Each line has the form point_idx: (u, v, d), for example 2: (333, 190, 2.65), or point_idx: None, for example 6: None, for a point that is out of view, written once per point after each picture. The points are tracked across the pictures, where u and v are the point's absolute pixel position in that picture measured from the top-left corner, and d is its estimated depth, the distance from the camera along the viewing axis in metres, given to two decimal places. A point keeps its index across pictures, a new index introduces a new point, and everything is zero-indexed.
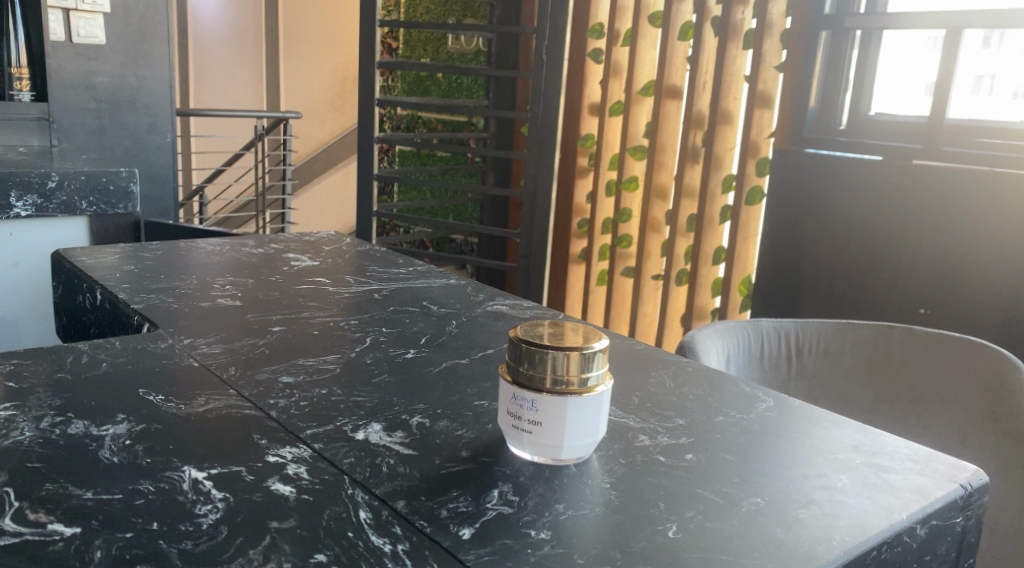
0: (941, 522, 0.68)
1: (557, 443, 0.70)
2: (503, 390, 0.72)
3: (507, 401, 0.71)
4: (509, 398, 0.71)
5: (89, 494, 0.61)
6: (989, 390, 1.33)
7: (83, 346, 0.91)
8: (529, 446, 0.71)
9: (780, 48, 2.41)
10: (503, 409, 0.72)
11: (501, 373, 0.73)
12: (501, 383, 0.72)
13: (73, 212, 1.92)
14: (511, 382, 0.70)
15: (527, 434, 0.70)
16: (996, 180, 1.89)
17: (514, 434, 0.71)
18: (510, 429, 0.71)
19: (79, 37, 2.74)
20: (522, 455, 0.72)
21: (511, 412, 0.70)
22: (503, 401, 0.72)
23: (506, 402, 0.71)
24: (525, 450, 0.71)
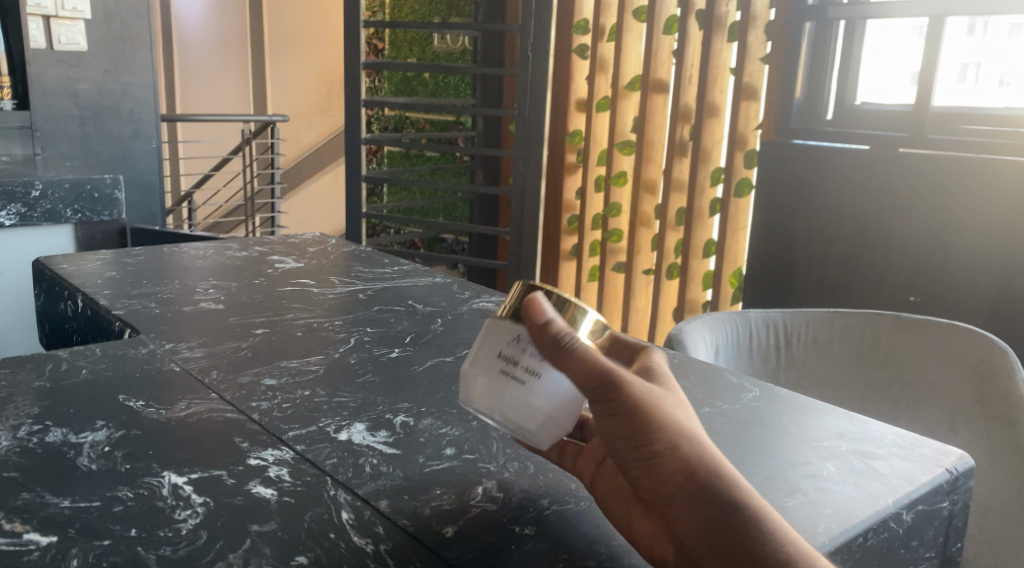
0: (928, 507, 0.68)
1: (541, 407, 0.61)
2: (489, 331, 0.64)
3: (493, 338, 0.63)
4: (502, 338, 0.62)
5: (66, 502, 0.60)
6: (977, 375, 1.33)
7: (62, 354, 0.90)
8: (501, 400, 0.61)
9: (765, 39, 2.41)
10: (482, 353, 0.63)
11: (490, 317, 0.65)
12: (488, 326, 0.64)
13: (57, 219, 1.90)
14: (510, 319, 0.62)
15: (515, 383, 0.61)
16: (983, 167, 1.89)
17: (485, 381, 0.62)
18: (484, 374, 0.62)
19: (60, 44, 2.71)
20: (483, 407, 0.63)
21: (492, 353, 0.62)
22: (485, 342, 0.63)
23: (491, 343, 0.63)
24: (491, 403, 0.62)
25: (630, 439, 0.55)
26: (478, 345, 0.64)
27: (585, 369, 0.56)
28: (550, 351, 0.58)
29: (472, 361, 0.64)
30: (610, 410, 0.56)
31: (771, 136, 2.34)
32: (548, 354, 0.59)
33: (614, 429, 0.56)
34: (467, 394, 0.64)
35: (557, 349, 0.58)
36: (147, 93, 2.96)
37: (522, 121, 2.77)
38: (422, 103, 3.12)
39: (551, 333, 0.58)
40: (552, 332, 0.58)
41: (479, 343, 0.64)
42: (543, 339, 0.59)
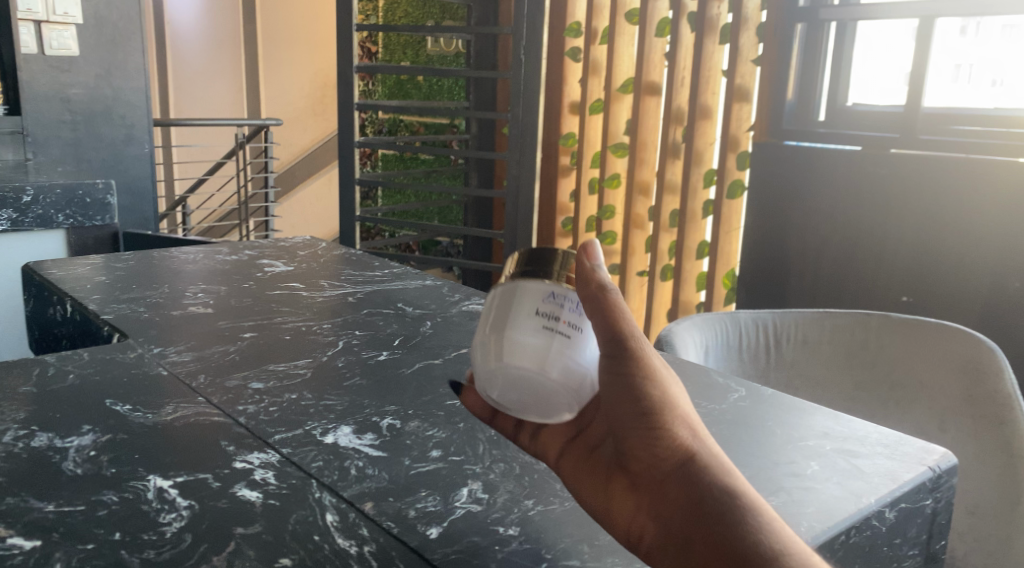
0: (911, 505, 0.69)
1: (584, 366, 0.57)
2: (502, 297, 0.60)
3: (510, 299, 0.59)
4: (524, 296, 0.58)
5: (51, 506, 0.60)
6: (965, 374, 1.34)
7: (50, 358, 0.90)
8: (530, 358, 0.56)
9: (757, 41, 2.42)
10: (507, 314, 0.58)
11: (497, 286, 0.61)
12: (499, 294, 0.60)
13: (49, 225, 1.90)
14: (530, 276, 0.59)
15: (560, 338, 0.56)
16: (974, 167, 1.90)
17: (509, 342, 0.57)
18: (506, 335, 0.58)
19: (52, 49, 2.71)
20: (508, 372, 0.57)
21: (514, 312, 0.58)
22: (500, 306, 0.59)
23: (508, 303, 0.59)
24: (518, 364, 0.57)
25: (635, 410, 0.56)
26: (489, 314, 0.60)
27: (613, 327, 0.56)
28: (587, 301, 0.57)
29: (486, 330, 0.59)
30: (621, 376, 0.56)
31: (763, 138, 2.35)
32: (585, 304, 0.57)
33: (621, 395, 0.56)
34: (486, 366, 0.58)
35: (596, 299, 0.56)
36: (139, 97, 2.95)
37: (515, 124, 2.77)
38: (415, 106, 3.13)
39: (591, 282, 0.57)
40: (596, 278, 0.57)
41: (490, 312, 0.60)
42: (582, 287, 0.57)
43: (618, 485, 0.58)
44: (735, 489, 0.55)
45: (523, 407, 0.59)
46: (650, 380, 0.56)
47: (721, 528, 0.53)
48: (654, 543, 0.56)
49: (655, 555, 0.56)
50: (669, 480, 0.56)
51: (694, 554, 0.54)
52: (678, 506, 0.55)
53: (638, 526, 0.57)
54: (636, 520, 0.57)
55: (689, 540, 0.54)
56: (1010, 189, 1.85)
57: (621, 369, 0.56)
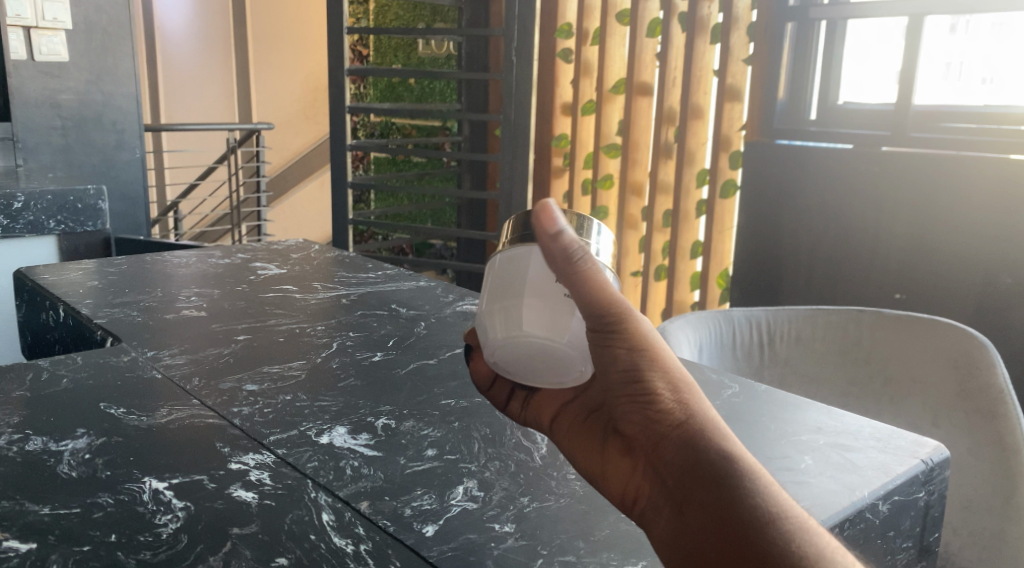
0: (904, 498, 0.70)
1: None
2: (502, 267, 0.59)
3: (511, 269, 0.58)
4: (523, 266, 0.58)
5: (46, 510, 0.60)
6: (958, 369, 1.34)
7: (44, 363, 0.90)
8: (541, 328, 0.57)
9: (747, 41, 2.42)
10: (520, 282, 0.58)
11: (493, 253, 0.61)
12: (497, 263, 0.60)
13: (41, 231, 1.89)
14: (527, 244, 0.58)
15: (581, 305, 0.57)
16: (965, 165, 1.92)
17: (518, 313, 0.58)
18: (515, 304, 0.58)
19: (42, 55, 2.69)
20: (521, 341, 0.58)
21: (519, 282, 0.58)
22: (502, 277, 0.59)
23: (509, 273, 0.58)
24: (528, 333, 0.57)
25: (625, 379, 0.53)
26: (491, 284, 0.60)
27: (592, 299, 0.51)
28: (560, 275, 0.52)
29: (495, 296, 0.59)
30: (607, 347, 0.53)
31: (755, 137, 2.35)
32: (559, 276, 0.52)
33: (609, 364, 0.53)
34: (496, 335, 0.59)
35: (567, 272, 0.51)
36: (129, 102, 2.95)
37: (507, 125, 2.78)
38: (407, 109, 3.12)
39: (555, 253, 0.51)
40: (563, 246, 0.51)
41: (491, 281, 0.60)
42: (550, 259, 0.51)
43: (612, 449, 0.57)
44: (731, 456, 0.53)
45: (531, 372, 0.60)
46: (639, 349, 0.53)
47: (716, 494, 0.52)
48: (648, 507, 0.55)
49: (648, 518, 0.55)
50: (663, 446, 0.54)
51: (688, 518, 0.53)
52: (673, 473, 0.54)
53: (633, 488, 0.56)
54: (629, 483, 0.56)
55: (683, 506, 0.53)
56: (1001, 185, 1.87)
57: (606, 342, 0.53)
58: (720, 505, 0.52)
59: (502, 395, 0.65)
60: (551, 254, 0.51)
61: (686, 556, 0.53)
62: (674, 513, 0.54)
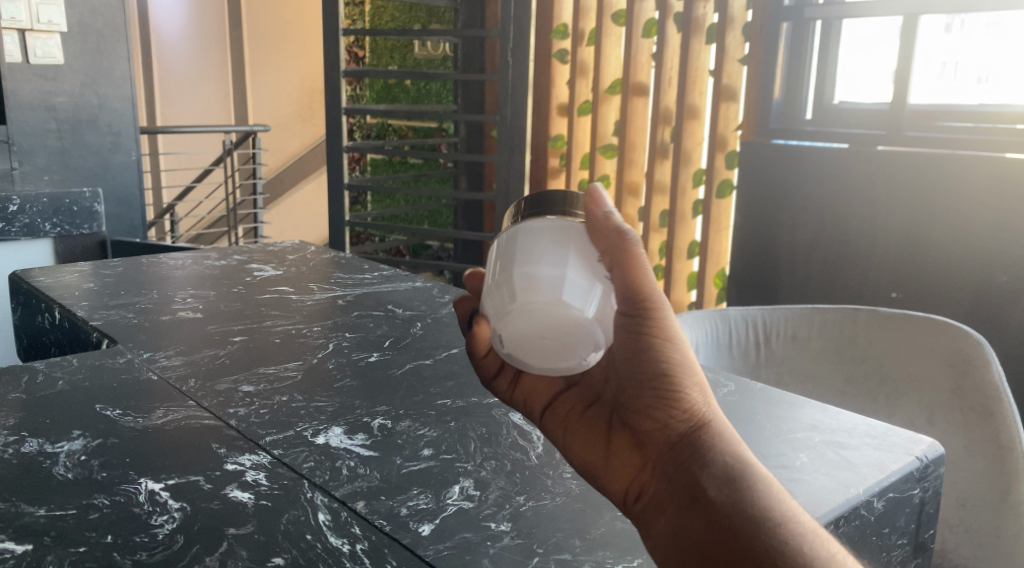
0: (899, 495, 0.70)
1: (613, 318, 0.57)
2: (536, 234, 0.57)
3: (552, 239, 0.57)
4: (566, 238, 0.57)
5: (42, 511, 0.60)
6: (953, 367, 1.34)
7: (39, 365, 0.90)
8: (577, 299, 0.55)
9: (742, 40, 2.42)
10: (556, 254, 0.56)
11: (523, 223, 0.59)
12: (529, 231, 0.58)
13: (36, 234, 1.88)
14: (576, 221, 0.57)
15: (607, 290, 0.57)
16: (960, 164, 1.92)
17: (556, 280, 0.55)
18: (553, 272, 0.56)
19: (36, 58, 2.69)
20: (552, 310, 0.55)
21: (560, 251, 0.56)
22: (541, 243, 0.57)
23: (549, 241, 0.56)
24: (564, 303, 0.55)
25: (653, 376, 0.55)
26: (521, 248, 0.57)
27: (635, 285, 0.53)
28: (606, 252, 0.54)
29: (522, 265, 0.56)
30: (640, 342, 0.54)
31: (751, 137, 2.36)
32: (603, 253, 0.54)
33: (639, 357, 0.54)
34: (524, 301, 0.55)
35: (615, 250, 0.53)
36: (125, 105, 2.94)
37: (503, 126, 2.78)
38: (403, 110, 3.12)
39: (605, 229, 0.54)
40: (614, 226, 0.54)
41: (521, 246, 0.57)
42: (599, 236, 0.54)
43: (619, 443, 0.58)
44: (742, 458, 0.57)
45: (539, 351, 0.57)
46: (673, 348, 0.54)
47: (728, 492, 0.55)
48: (655, 501, 0.57)
49: (653, 512, 0.57)
50: (679, 444, 0.56)
51: (695, 516, 0.55)
52: (687, 469, 0.56)
53: (639, 483, 0.57)
54: (637, 476, 0.58)
55: (693, 501, 0.55)
56: (996, 184, 1.87)
57: (641, 335, 0.54)
58: (729, 504, 0.55)
59: (490, 373, 0.62)
60: (609, 235, 0.54)
61: (689, 551, 0.55)
62: (683, 508, 0.56)
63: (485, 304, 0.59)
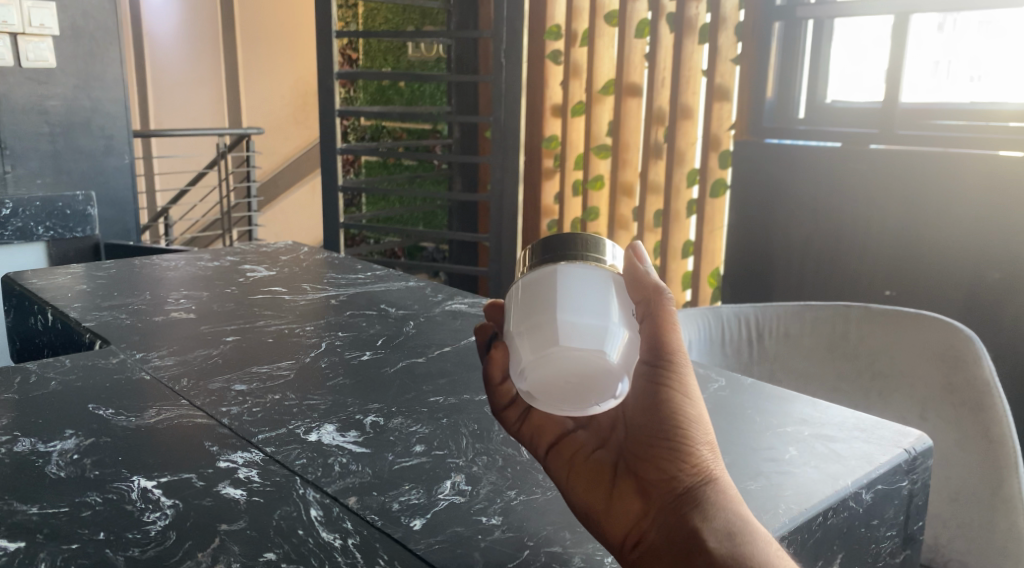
0: (887, 487, 0.70)
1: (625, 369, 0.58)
2: (577, 277, 0.57)
3: (593, 286, 0.57)
4: (607, 287, 0.58)
5: (35, 509, 0.61)
6: (945, 362, 1.34)
7: (32, 366, 0.90)
8: (614, 350, 0.56)
9: (735, 41, 2.41)
10: (595, 302, 0.57)
11: (562, 262, 0.58)
12: (570, 273, 0.57)
13: (29, 237, 1.88)
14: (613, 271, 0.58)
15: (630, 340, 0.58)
16: (952, 162, 1.93)
17: (599, 330, 0.56)
18: (596, 320, 0.56)
19: (29, 61, 2.68)
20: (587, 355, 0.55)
21: (601, 301, 0.57)
22: (583, 289, 0.57)
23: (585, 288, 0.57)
24: (604, 354, 0.56)
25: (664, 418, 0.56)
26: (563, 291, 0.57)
27: (665, 336, 0.57)
28: (643, 303, 0.58)
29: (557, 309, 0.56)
30: (656, 385, 0.56)
31: (744, 137, 2.36)
32: (638, 302, 0.58)
33: (657, 405, 0.56)
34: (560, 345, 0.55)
35: (654, 301, 0.57)
36: (118, 108, 2.94)
37: (497, 126, 2.78)
38: (397, 112, 3.09)
39: (645, 283, 0.58)
40: (653, 280, 0.57)
41: (563, 289, 0.57)
42: (636, 288, 0.58)
43: (623, 486, 0.58)
44: (745, 519, 0.55)
45: (563, 396, 0.57)
46: (687, 396, 0.56)
47: (729, 546, 0.54)
48: (653, 547, 0.56)
49: (650, 559, 0.55)
50: (685, 492, 0.55)
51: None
52: (689, 520, 0.55)
53: (639, 529, 0.57)
54: (638, 522, 0.57)
55: (691, 551, 0.54)
56: (988, 181, 1.88)
57: (657, 378, 0.56)
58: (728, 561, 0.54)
59: (504, 400, 0.63)
60: (646, 283, 0.58)
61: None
62: (680, 557, 0.54)
63: (514, 341, 0.58)
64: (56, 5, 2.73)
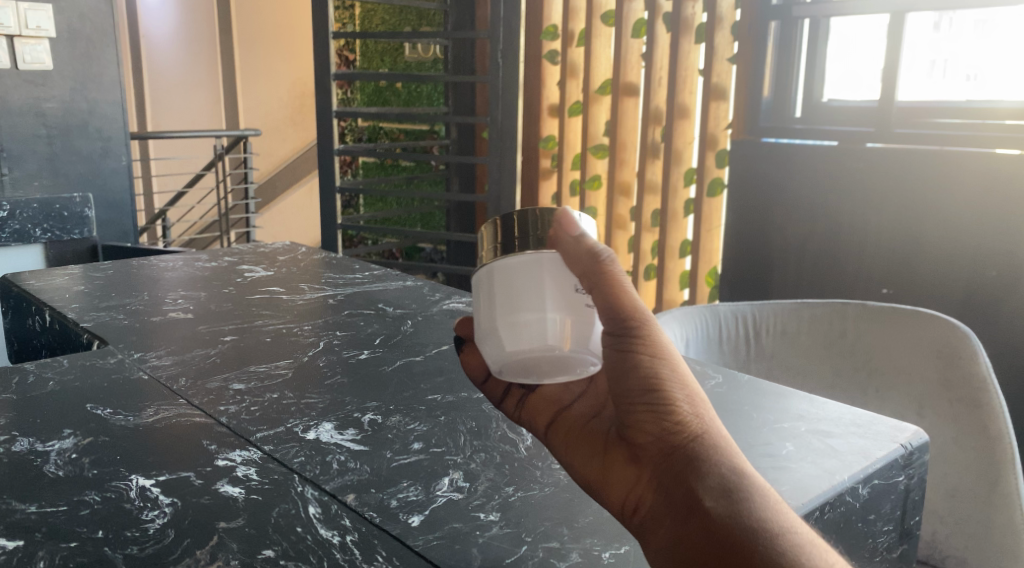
0: (883, 482, 0.71)
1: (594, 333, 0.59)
2: (515, 275, 0.58)
3: (535, 278, 0.58)
4: (542, 274, 0.58)
5: (33, 507, 0.61)
6: (941, 359, 1.35)
7: (29, 366, 0.90)
8: (566, 339, 0.57)
9: (731, 40, 2.43)
10: (541, 292, 0.58)
11: (499, 260, 0.58)
12: (506, 271, 0.58)
13: (27, 239, 1.87)
14: (547, 250, 0.58)
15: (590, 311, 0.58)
16: (948, 161, 1.94)
17: (540, 325, 0.57)
18: (534, 315, 0.57)
19: (25, 63, 2.68)
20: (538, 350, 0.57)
21: (543, 291, 0.58)
22: (520, 285, 0.58)
23: (525, 280, 0.57)
24: (550, 347, 0.57)
25: (640, 385, 0.55)
26: (502, 290, 0.58)
27: (620, 303, 0.55)
28: (584, 276, 0.56)
29: (503, 310, 0.58)
30: (626, 353, 0.55)
31: (741, 136, 2.37)
32: (581, 277, 0.56)
33: (627, 371, 0.56)
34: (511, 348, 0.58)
35: (595, 272, 0.55)
36: (115, 111, 2.94)
37: (494, 127, 2.78)
38: (394, 113, 3.08)
39: (581, 255, 0.56)
40: (588, 246, 0.56)
41: (502, 288, 0.58)
42: (573, 262, 0.56)
43: (614, 456, 0.58)
44: (741, 471, 0.54)
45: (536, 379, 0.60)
46: (657, 357, 0.55)
47: (725, 505, 0.53)
48: (652, 514, 0.55)
49: (651, 525, 0.55)
50: (673, 454, 0.55)
51: (692, 529, 0.53)
52: (680, 483, 0.54)
53: (635, 497, 0.56)
54: (633, 489, 0.56)
55: (686, 514, 0.54)
56: (984, 179, 1.89)
57: (624, 346, 0.56)
58: (725, 516, 0.53)
59: (498, 394, 0.66)
60: (575, 253, 0.56)
61: (681, 564, 0.53)
62: (677, 522, 0.54)
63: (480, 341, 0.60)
64: (52, 7, 2.73)
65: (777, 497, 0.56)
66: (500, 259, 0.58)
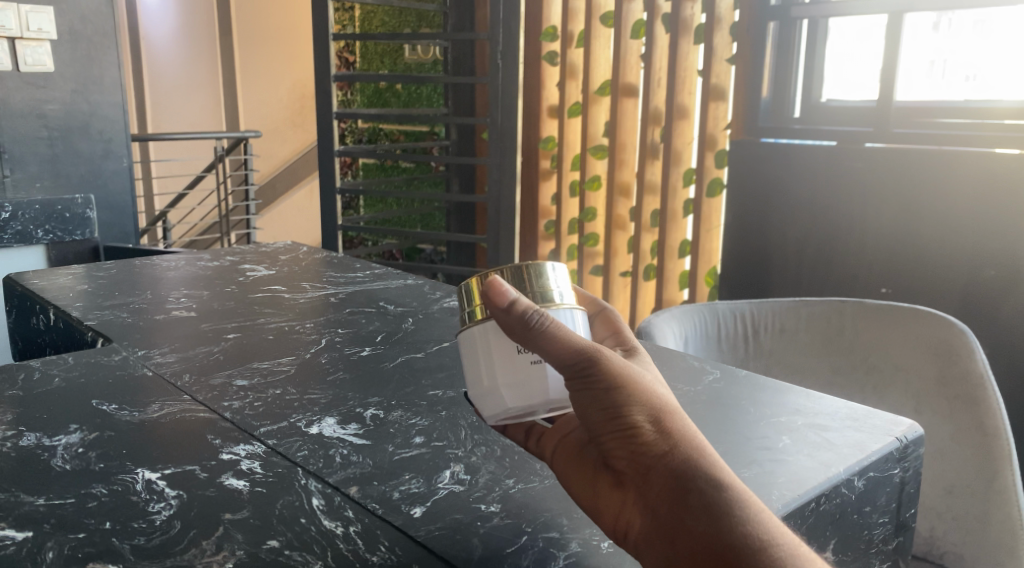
0: (879, 474, 0.72)
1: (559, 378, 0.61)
2: (474, 344, 0.62)
3: (486, 344, 0.62)
4: (489, 341, 0.61)
5: (41, 500, 0.62)
6: (939, 356, 1.36)
7: (35, 363, 0.91)
8: (521, 397, 0.61)
9: (730, 41, 2.45)
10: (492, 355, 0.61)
11: (464, 330, 0.63)
12: (469, 341, 0.63)
13: (28, 240, 1.88)
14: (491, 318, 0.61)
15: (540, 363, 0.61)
16: (946, 160, 1.95)
17: (497, 389, 0.61)
18: (487, 380, 0.62)
19: (27, 65, 2.69)
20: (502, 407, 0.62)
21: (493, 356, 0.61)
22: (478, 353, 0.62)
23: (479, 348, 0.62)
24: (510, 406, 0.61)
25: (608, 415, 0.56)
26: (470, 357, 0.63)
27: (569, 346, 0.56)
28: (521, 337, 0.58)
29: (472, 375, 0.63)
30: (589, 388, 0.56)
31: (740, 136, 2.37)
32: (518, 339, 0.58)
33: (592, 405, 0.57)
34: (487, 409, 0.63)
35: (530, 332, 0.57)
36: (115, 112, 2.95)
37: (494, 127, 2.79)
38: (394, 114, 3.09)
39: (512, 318, 0.58)
40: (518, 312, 0.58)
41: (468, 355, 0.63)
42: (507, 327, 0.59)
43: (600, 484, 0.59)
44: (720, 484, 0.55)
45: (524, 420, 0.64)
46: (620, 387, 0.56)
47: (706, 520, 0.54)
48: (640, 536, 0.56)
49: (641, 547, 0.56)
50: (650, 474, 0.56)
51: (677, 549, 0.54)
52: (660, 504, 0.55)
53: (623, 520, 0.57)
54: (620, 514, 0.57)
55: (670, 535, 0.54)
56: (983, 177, 1.89)
57: (585, 383, 0.57)
58: (708, 534, 0.53)
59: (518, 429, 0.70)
60: (507, 319, 0.58)
61: None
62: (664, 543, 0.54)
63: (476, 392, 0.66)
64: (53, 10, 2.74)
65: (760, 506, 0.56)
66: (464, 329, 0.63)
